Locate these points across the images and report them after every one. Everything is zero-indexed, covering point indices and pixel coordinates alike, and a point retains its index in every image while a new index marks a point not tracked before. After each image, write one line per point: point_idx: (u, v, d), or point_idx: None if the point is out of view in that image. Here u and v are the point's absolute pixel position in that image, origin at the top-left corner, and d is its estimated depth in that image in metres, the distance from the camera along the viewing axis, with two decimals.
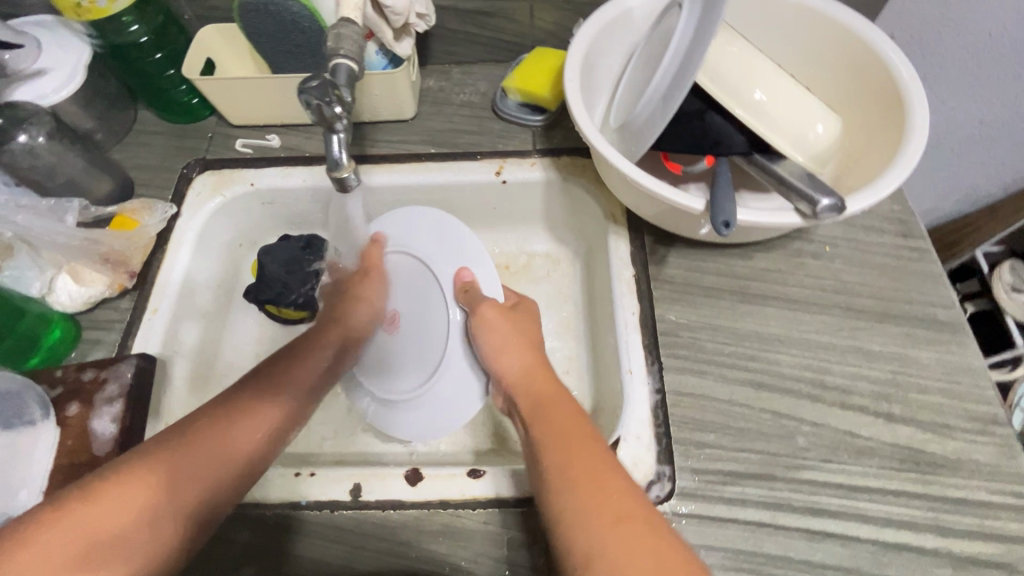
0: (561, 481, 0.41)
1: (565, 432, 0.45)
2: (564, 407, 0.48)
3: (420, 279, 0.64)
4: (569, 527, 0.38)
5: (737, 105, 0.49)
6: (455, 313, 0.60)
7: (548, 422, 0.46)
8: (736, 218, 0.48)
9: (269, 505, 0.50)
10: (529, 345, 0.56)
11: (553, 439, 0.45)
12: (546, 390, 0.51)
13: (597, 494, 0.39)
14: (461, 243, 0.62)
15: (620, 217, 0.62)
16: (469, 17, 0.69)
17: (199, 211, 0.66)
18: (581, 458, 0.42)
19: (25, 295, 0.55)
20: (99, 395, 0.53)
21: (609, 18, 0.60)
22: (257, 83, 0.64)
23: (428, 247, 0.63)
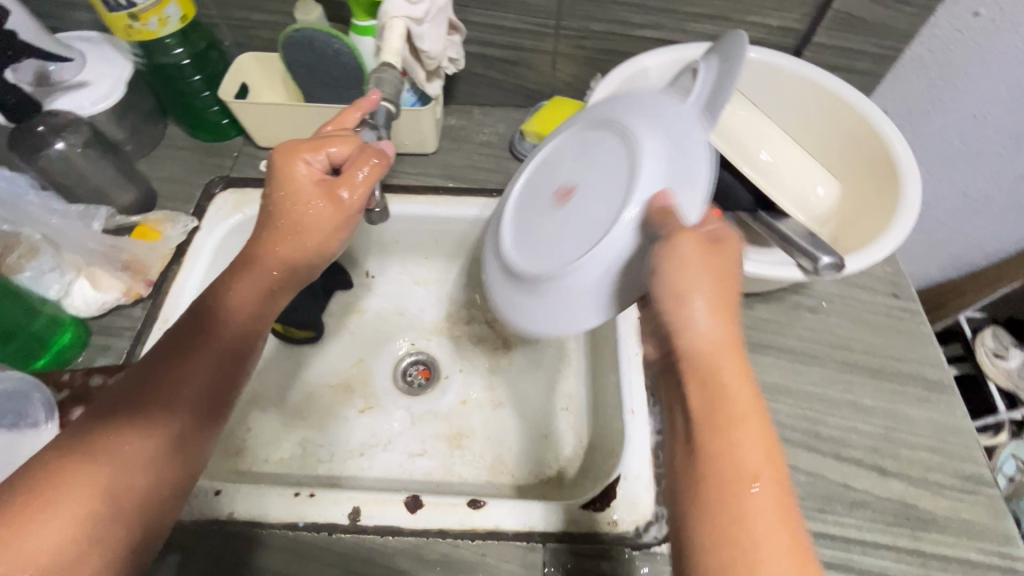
0: (707, 539, 0.33)
1: (722, 465, 0.35)
2: (736, 422, 0.36)
3: (603, 171, 0.51)
4: None
5: (746, 165, 0.52)
6: (630, 213, 0.45)
7: (710, 443, 0.35)
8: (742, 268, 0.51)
9: (267, 523, 0.50)
10: (723, 296, 0.39)
11: (720, 475, 0.34)
12: (726, 388, 0.37)
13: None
14: (676, 138, 0.46)
15: None
16: (494, 64, 0.74)
17: (219, 225, 0.67)
18: (750, 524, 0.33)
19: (43, 297, 0.56)
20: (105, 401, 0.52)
21: (625, 76, 0.65)
22: (290, 110, 0.66)
23: (640, 127, 0.49)
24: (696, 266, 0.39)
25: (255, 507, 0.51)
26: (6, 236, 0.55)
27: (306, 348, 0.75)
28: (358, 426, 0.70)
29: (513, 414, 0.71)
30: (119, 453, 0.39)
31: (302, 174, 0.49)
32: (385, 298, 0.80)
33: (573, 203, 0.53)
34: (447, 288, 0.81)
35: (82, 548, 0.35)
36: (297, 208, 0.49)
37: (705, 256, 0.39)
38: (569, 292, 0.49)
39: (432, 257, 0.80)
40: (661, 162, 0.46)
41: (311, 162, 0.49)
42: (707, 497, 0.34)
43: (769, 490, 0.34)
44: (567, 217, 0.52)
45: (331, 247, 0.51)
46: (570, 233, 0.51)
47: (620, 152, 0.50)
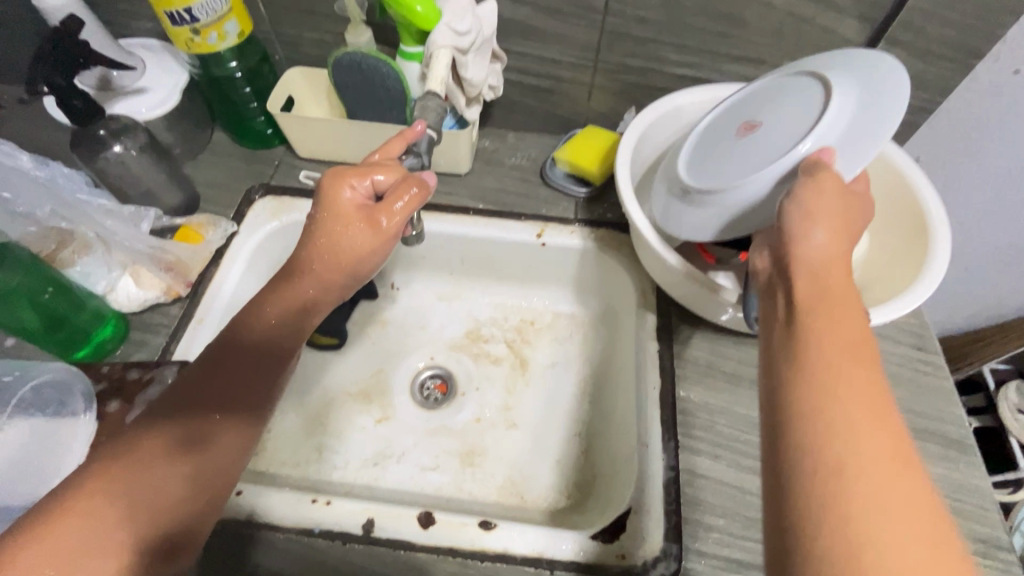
0: (810, 395, 0.33)
1: (827, 343, 0.35)
2: (842, 317, 0.37)
3: (775, 115, 0.53)
4: (841, 472, 0.30)
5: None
6: (801, 147, 0.48)
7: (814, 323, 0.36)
8: None
9: (283, 527, 0.52)
10: (844, 214, 0.43)
11: (822, 352, 0.35)
12: (840, 292, 0.38)
13: (849, 439, 0.31)
14: (874, 101, 0.48)
15: (650, 295, 0.66)
16: (531, 92, 0.76)
17: (256, 232, 0.69)
18: (851, 393, 0.33)
19: (90, 292, 0.59)
20: (139, 394, 0.54)
21: (660, 114, 0.66)
22: (333, 126, 0.69)
23: (838, 80, 0.50)
24: (825, 194, 0.43)
25: (272, 510, 0.52)
26: (62, 232, 0.59)
27: (329, 354, 0.77)
28: (374, 436, 0.72)
29: (526, 436, 0.72)
30: (152, 455, 0.41)
31: (346, 199, 0.51)
32: (408, 311, 0.82)
33: (750, 133, 0.53)
34: (469, 306, 0.82)
35: (103, 548, 0.37)
36: (338, 230, 0.51)
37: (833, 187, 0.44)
38: (723, 204, 0.52)
39: (456, 274, 0.81)
40: (851, 111, 0.48)
41: (356, 187, 0.51)
42: (804, 366, 0.35)
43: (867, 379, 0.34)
44: (735, 141, 0.54)
45: (368, 266, 0.53)
46: (735, 153, 0.53)
47: (801, 99, 0.52)
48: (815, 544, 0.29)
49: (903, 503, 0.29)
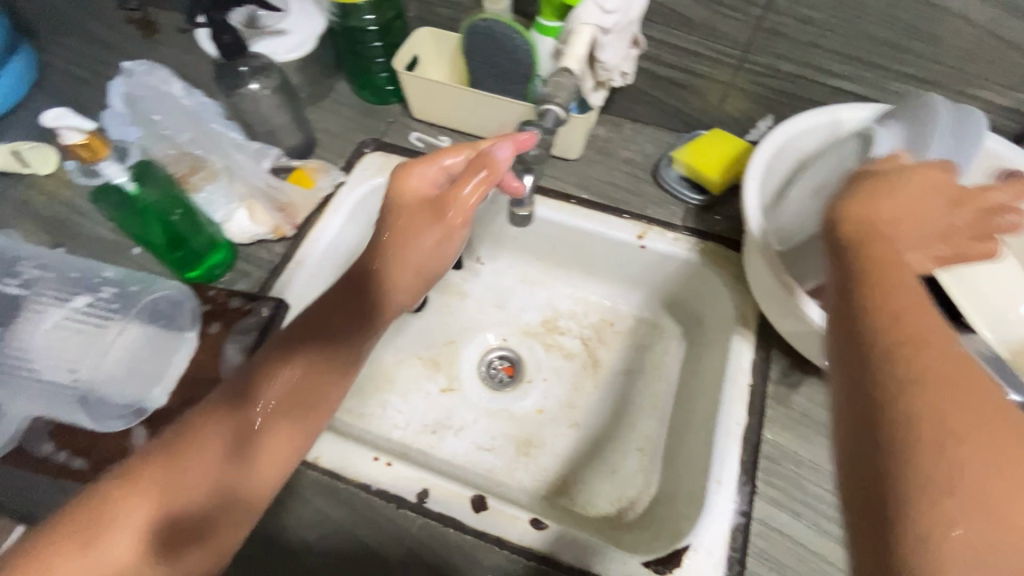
0: (884, 386, 0.28)
1: (889, 329, 0.29)
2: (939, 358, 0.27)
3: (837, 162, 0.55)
4: (931, 475, 0.25)
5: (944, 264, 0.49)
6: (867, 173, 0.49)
7: (895, 378, 0.28)
8: None
9: (344, 478, 0.53)
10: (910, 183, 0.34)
11: (917, 396, 0.26)
12: (891, 263, 0.32)
13: (932, 430, 0.25)
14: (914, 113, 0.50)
15: (751, 321, 0.61)
16: (661, 83, 0.71)
17: (362, 183, 0.70)
18: (961, 404, 0.26)
19: (209, 218, 0.62)
20: (238, 322, 0.57)
21: (804, 127, 0.60)
22: (453, 92, 0.68)
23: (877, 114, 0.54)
24: (894, 200, 0.34)
25: (336, 459, 0.54)
26: (196, 159, 0.63)
27: (406, 316, 0.78)
28: (436, 404, 0.73)
29: (586, 438, 0.70)
30: (187, 456, 0.43)
31: (411, 190, 0.52)
32: (488, 286, 0.81)
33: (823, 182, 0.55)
34: (550, 294, 0.80)
35: (121, 547, 0.39)
36: (402, 224, 0.53)
37: (912, 183, 0.34)
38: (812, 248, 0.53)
39: (544, 260, 0.79)
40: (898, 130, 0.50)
41: (425, 175, 0.53)
42: (877, 353, 0.29)
43: (939, 350, 0.28)
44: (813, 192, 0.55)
45: (438, 265, 0.54)
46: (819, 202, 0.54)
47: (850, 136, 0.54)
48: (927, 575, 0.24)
49: (995, 482, 0.24)
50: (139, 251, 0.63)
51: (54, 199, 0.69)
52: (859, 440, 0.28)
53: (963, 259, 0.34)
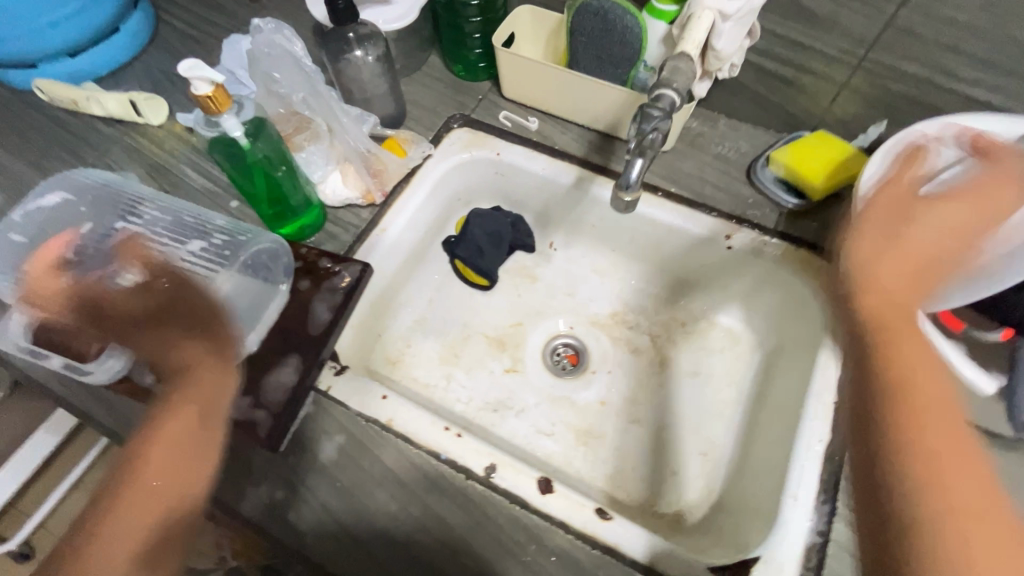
0: (880, 423, 0.34)
1: (894, 376, 0.34)
2: (930, 383, 0.34)
3: None
4: (907, 493, 0.32)
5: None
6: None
7: (906, 408, 0.33)
8: None
9: (415, 443, 0.54)
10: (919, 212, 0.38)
11: (907, 435, 0.33)
12: (887, 301, 0.36)
13: (916, 457, 0.32)
14: None
15: (842, 336, 0.58)
16: (767, 78, 0.67)
17: (447, 158, 0.72)
18: (935, 434, 0.32)
19: (308, 178, 0.64)
20: (327, 282, 0.60)
21: (930, 132, 0.56)
22: (550, 72, 0.67)
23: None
24: (911, 229, 0.37)
25: (409, 424, 0.55)
26: (303, 119, 0.65)
27: (475, 294, 0.79)
28: (498, 384, 0.73)
29: (648, 436, 0.69)
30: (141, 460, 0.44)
31: (111, 303, 0.50)
32: (558, 272, 0.80)
33: None
34: (621, 286, 0.79)
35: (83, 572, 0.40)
36: (153, 332, 0.50)
37: (918, 217, 0.37)
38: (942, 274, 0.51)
39: (618, 252, 0.78)
40: None
41: (110, 290, 0.51)
42: (887, 392, 0.34)
43: (936, 395, 0.33)
44: None
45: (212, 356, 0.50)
46: None
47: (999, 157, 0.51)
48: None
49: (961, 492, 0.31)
50: (238, 205, 0.67)
51: (162, 148, 0.73)
52: (857, 457, 0.36)
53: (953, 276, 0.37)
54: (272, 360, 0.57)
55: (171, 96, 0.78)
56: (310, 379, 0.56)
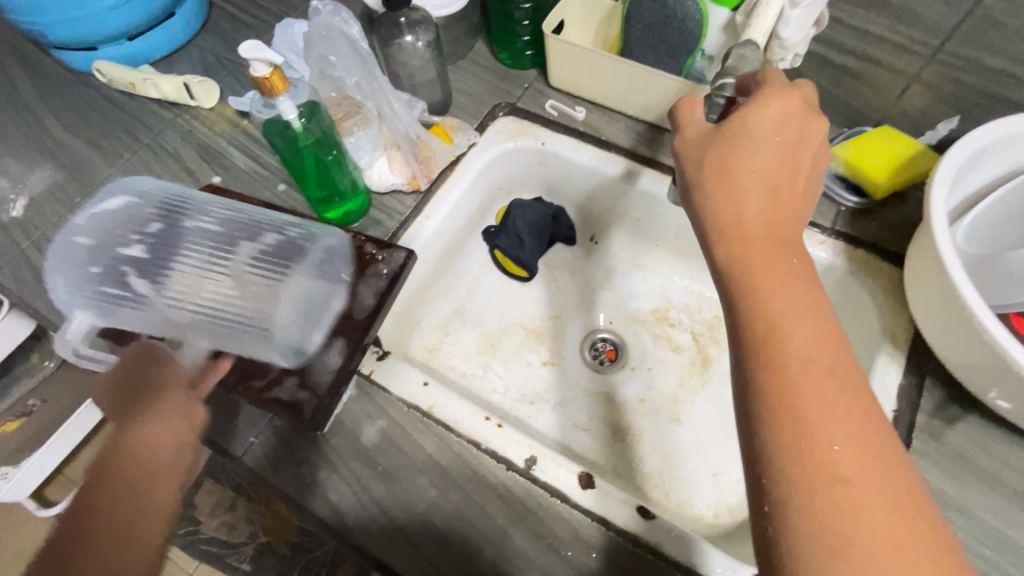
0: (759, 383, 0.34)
1: (757, 321, 0.36)
2: (789, 326, 0.35)
3: None
4: (789, 455, 0.32)
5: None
6: None
7: (764, 354, 0.35)
8: None
9: (456, 432, 0.54)
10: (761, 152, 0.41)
11: (775, 387, 0.33)
12: (766, 260, 0.38)
13: (803, 413, 0.32)
14: None
15: (902, 342, 0.55)
16: (829, 70, 0.64)
17: (492, 147, 0.71)
18: (815, 391, 0.33)
19: (355, 163, 0.64)
20: (372, 267, 0.61)
21: (1020, 130, 0.52)
22: (602, 60, 0.65)
23: None
24: (743, 162, 0.41)
25: (449, 412, 0.55)
26: (353, 104, 0.64)
27: (513, 285, 0.78)
28: (535, 376, 0.73)
29: (687, 437, 0.67)
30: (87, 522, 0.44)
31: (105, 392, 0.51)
32: (598, 267, 0.79)
33: None
34: (663, 283, 0.77)
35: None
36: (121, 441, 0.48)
37: (742, 142, 0.41)
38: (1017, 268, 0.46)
39: (661, 247, 0.76)
40: None
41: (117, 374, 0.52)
42: (757, 343, 0.35)
43: (809, 340, 0.35)
44: None
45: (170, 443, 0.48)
46: None
47: None
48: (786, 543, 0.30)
49: (844, 439, 0.32)
50: (285, 187, 0.68)
51: (214, 131, 0.75)
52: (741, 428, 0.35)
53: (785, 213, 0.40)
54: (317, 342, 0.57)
55: (222, 79, 0.79)
56: (353, 363, 0.56)
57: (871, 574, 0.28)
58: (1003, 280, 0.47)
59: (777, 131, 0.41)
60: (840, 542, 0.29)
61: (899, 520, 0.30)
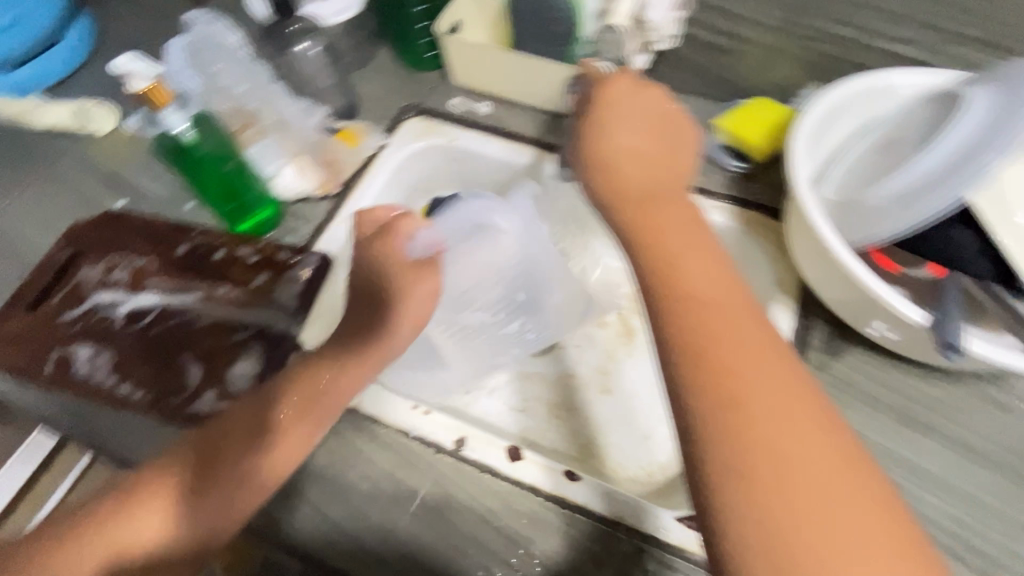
0: (678, 335, 0.37)
1: (661, 275, 0.40)
2: (696, 288, 0.39)
3: (911, 130, 0.53)
4: (717, 400, 0.35)
5: (1001, 226, 0.45)
6: (947, 136, 0.48)
7: (677, 312, 0.38)
8: (962, 344, 0.44)
9: (383, 424, 0.55)
10: (638, 124, 0.46)
11: (694, 331, 0.37)
12: (656, 219, 0.42)
13: (714, 355, 0.36)
14: (1012, 80, 0.47)
15: (792, 289, 0.61)
16: (705, 49, 0.70)
17: (404, 147, 0.73)
18: (720, 330, 0.37)
19: (261, 173, 0.64)
20: (287, 274, 0.59)
21: (859, 90, 0.58)
22: (494, 55, 0.69)
23: (963, 84, 0.52)
24: (617, 141, 0.45)
25: (375, 406, 0.56)
26: (249, 114, 0.65)
27: None
28: None
29: (619, 405, 0.70)
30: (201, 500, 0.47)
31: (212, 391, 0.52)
32: None
33: (896, 149, 0.53)
34: (586, 264, 0.80)
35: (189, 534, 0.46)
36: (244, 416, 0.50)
37: (619, 114, 0.46)
38: (865, 206, 0.51)
39: (579, 229, 0.79)
40: (992, 91, 0.48)
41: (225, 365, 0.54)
42: (671, 297, 0.39)
43: (708, 288, 0.39)
44: (884, 161, 0.53)
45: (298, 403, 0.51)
46: (889, 167, 0.52)
47: (931, 105, 0.53)
48: (732, 483, 0.33)
49: (754, 369, 0.35)
50: (193, 206, 0.67)
51: (113, 156, 0.72)
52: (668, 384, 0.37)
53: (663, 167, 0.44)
54: (233, 353, 0.55)
55: (118, 103, 0.77)
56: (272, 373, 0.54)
57: (800, 480, 0.32)
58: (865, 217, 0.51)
59: (634, 110, 0.46)
60: (767, 474, 0.32)
61: (810, 427, 0.34)
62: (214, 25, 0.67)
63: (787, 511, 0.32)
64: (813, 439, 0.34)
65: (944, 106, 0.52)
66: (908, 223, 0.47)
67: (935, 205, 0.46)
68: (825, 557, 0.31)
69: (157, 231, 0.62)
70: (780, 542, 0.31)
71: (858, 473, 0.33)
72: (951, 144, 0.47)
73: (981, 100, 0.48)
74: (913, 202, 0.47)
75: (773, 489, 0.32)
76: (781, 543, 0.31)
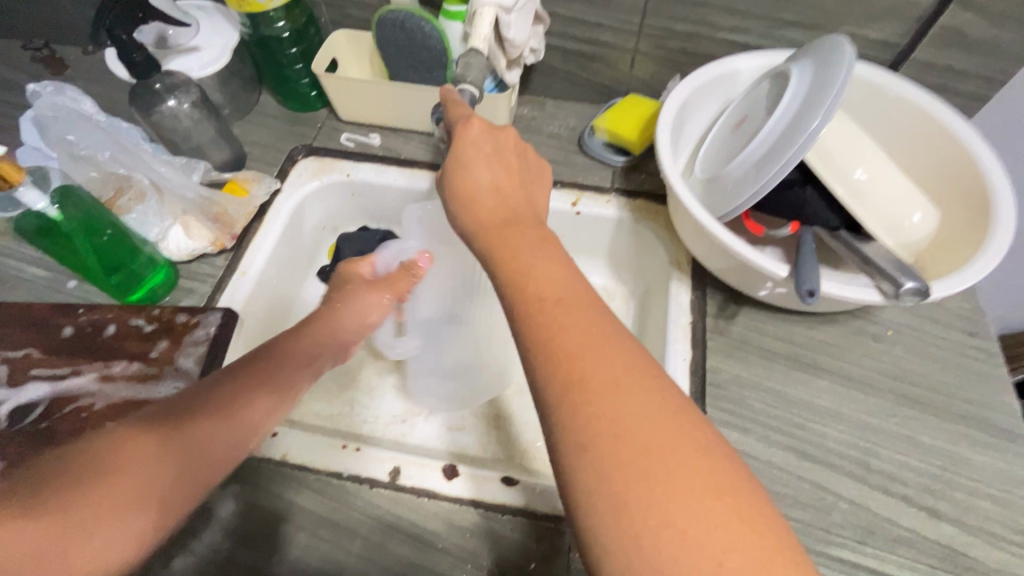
0: (533, 336, 0.35)
1: (515, 280, 0.38)
2: (550, 285, 0.38)
3: (754, 108, 0.60)
4: (573, 397, 0.32)
5: (836, 182, 0.52)
6: (780, 107, 0.54)
7: (534, 314, 0.36)
8: (820, 287, 0.50)
9: (314, 469, 0.54)
10: (490, 155, 0.46)
11: (549, 327, 0.35)
12: (509, 237, 0.41)
13: (565, 345, 0.34)
14: (822, 52, 0.54)
15: (685, 265, 0.65)
16: (574, 58, 0.74)
17: (299, 189, 0.72)
18: (576, 322, 0.35)
19: (144, 238, 0.61)
20: (187, 336, 0.57)
21: (709, 78, 0.64)
22: (374, 87, 0.70)
23: (788, 63, 0.59)
24: (469, 176, 0.46)
25: (302, 454, 0.55)
26: (121, 178, 0.62)
27: None
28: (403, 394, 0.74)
29: None
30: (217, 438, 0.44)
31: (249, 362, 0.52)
32: None
33: (744, 127, 0.60)
34: None
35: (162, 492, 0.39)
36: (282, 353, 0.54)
37: (470, 151, 0.46)
38: (727, 181, 0.56)
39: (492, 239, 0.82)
40: (809, 64, 0.54)
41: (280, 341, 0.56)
42: (524, 298, 0.37)
43: (566, 288, 0.37)
44: (736, 138, 0.60)
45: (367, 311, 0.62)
46: (740, 144, 0.58)
47: (768, 85, 0.60)
48: (593, 478, 0.30)
49: (607, 358, 0.34)
50: (76, 283, 0.63)
51: None
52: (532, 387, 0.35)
53: (517, 198, 0.45)
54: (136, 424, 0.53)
55: None
56: None
57: (664, 464, 0.30)
58: (727, 190, 0.56)
59: (485, 144, 0.47)
60: (632, 464, 0.30)
61: (667, 408, 0.32)
62: (65, 94, 0.65)
63: (641, 505, 0.29)
64: (671, 420, 0.31)
65: (777, 84, 0.58)
66: (760, 189, 0.52)
67: (778, 162, 0.51)
68: (688, 558, 0.27)
69: (35, 316, 0.58)
70: (643, 544, 0.28)
71: (720, 449, 0.31)
72: (784, 111, 0.53)
73: (801, 75, 0.55)
74: (763, 165, 0.52)
75: (639, 477, 0.29)
76: (637, 543, 0.28)
